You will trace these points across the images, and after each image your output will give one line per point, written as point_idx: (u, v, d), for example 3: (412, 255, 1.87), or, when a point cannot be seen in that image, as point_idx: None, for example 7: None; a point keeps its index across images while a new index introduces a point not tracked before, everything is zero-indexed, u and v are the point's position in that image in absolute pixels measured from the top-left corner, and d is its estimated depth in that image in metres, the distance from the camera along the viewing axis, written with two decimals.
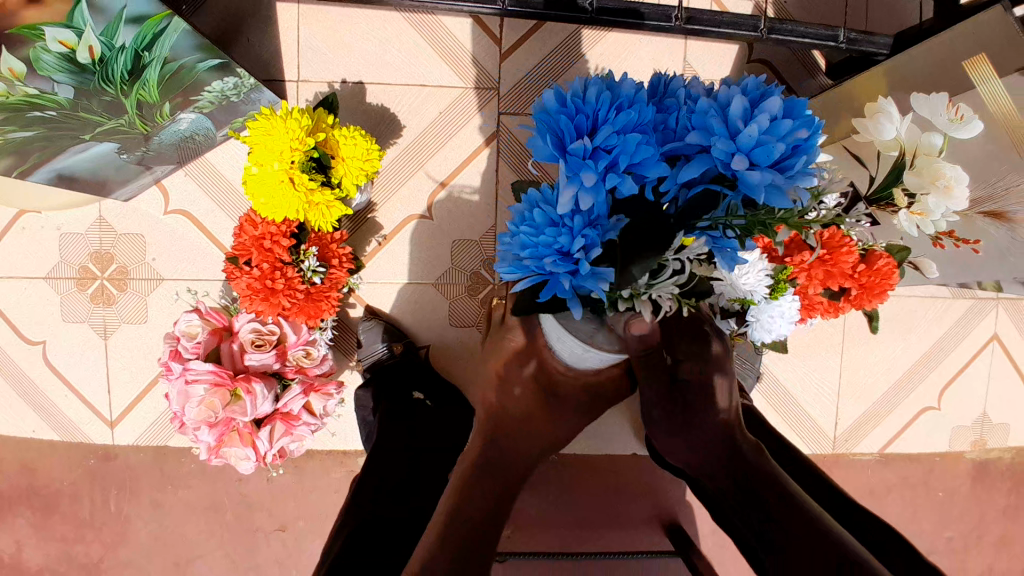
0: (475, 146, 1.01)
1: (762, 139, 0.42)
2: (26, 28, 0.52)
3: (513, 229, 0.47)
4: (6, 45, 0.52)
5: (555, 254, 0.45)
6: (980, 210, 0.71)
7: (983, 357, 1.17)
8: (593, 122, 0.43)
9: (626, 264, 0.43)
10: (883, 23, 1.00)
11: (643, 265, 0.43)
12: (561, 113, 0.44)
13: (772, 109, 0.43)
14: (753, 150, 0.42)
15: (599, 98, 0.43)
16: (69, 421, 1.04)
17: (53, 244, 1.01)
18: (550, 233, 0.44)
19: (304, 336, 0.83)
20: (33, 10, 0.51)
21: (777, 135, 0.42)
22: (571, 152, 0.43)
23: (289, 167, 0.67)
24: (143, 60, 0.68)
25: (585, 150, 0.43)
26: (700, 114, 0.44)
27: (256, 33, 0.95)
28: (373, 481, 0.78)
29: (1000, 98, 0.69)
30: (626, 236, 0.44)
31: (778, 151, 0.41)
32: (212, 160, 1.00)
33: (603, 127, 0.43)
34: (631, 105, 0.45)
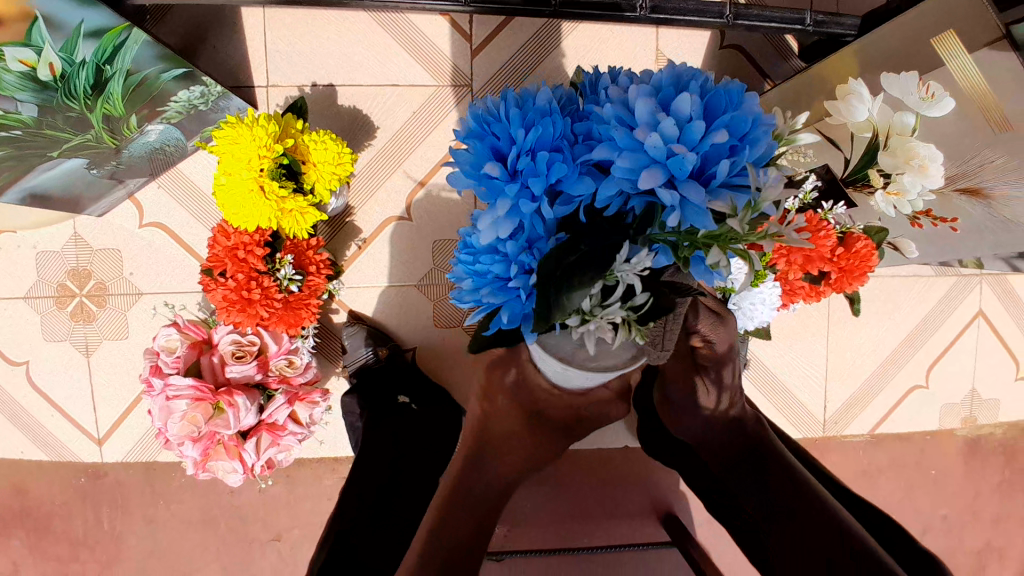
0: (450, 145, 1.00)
1: (673, 146, 0.38)
2: None
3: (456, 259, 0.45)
4: None
5: (493, 282, 0.42)
6: (956, 187, 0.71)
7: (969, 334, 1.18)
8: (508, 143, 0.41)
9: (562, 291, 0.40)
10: (853, 2, 0.99)
11: (581, 291, 0.40)
12: (478, 136, 0.41)
13: (687, 109, 0.38)
14: (667, 160, 0.38)
15: (509, 115, 0.41)
16: (56, 440, 1.03)
17: (30, 264, 1.00)
18: (478, 265, 0.42)
19: (285, 345, 0.82)
20: None
21: (692, 139, 0.38)
22: (484, 179, 0.41)
23: (256, 175, 0.66)
24: (105, 74, 0.67)
25: (501, 173, 0.40)
26: (611, 117, 0.40)
27: (222, 40, 0.94)
28: (358, 488, 0.78)
29: (971, 75, 0.69)
30: (563, 260, 0.42)
31: (691, 159, 0.37)
32: (185, 171, 0.99)
33: (511, 152, 0.40)
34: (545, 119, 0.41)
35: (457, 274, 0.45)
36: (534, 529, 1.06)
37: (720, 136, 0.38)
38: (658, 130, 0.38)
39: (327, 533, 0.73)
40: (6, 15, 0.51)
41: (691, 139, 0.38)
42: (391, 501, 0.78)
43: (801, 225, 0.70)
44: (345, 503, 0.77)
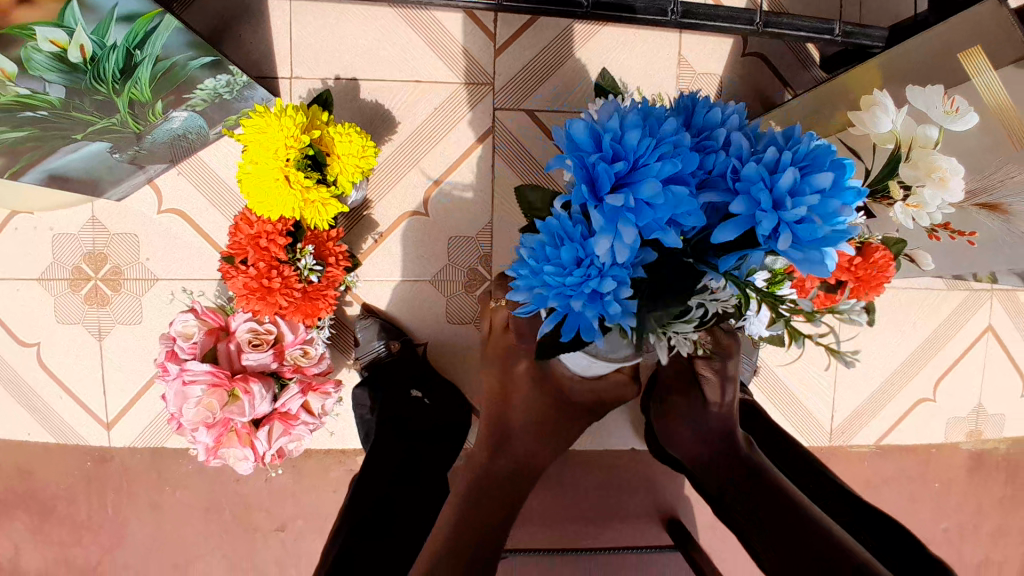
0: (469, 144, 1.00)
1: (808, 216, 0.41)
2: (18, 27, 0.51)
3: (535, 263, 0.44)
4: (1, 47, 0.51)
5: (583, 295, 0.43)
6: (974, 202, 0.70)
7: (979, 348, 1.18)
8: (632, 166, 0.41)
9: (652, 311, 0.44)
10: (877, 17, 1.00)
11: (667, 312, 0.44)
12: (598, 154, 0.42)
13: (821, 182, 0.41)
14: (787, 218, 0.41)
15: (640, 142, 0.41)
16: (66, 423, 1.04)
17: (46, 246, 1.01)
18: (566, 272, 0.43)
19: (302, 335, 0.83)
20: (25, 10, 0.51)
21: (824, 213, 0.41)
22: (608, 199, 0.41)
23: (284, 164, 0.66)
24: (134, 59, 0.67)
25: (622, 200, 0.41)
26: (753, 173, 0.42)
27: (247, 31, 0.95)
28: (378, 491, 0.77)
29: (997, 91, 0.68)
30: (653, 284, 0.45)
31: (823, 232, 0.40)
32: (206, 158, 0.99)
33: (647, 176, 0.41)
34: (677, 154, 0.42)
35: (533, 277, 0.44)
36: (538, 528, 1.07)
37: (846, 212, 0.41)
38: (796, 203, 0.41)
39: (341, 529, 0.73)
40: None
41: (818, 210, 0.41)
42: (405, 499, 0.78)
43: None
44: (361, 499, 0.76)
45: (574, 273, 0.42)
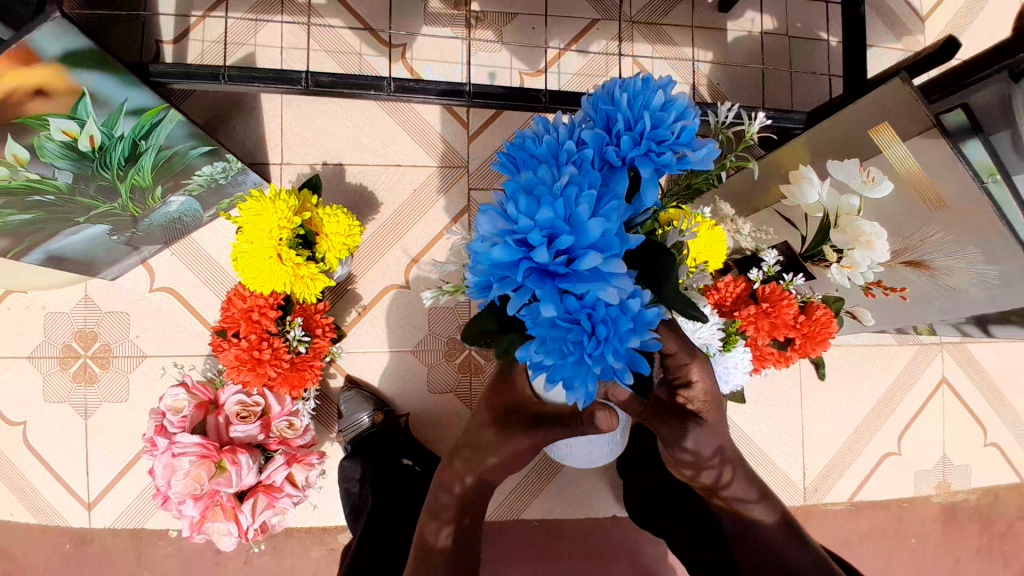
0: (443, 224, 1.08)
1: (666, 129, 0.43)
2: (34, 118, 0.59)
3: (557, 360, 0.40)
4: (14, 133, 0.59)
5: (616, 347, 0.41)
6: (901, 261, 0.81)
7: (936, 400, 1.24)
8: (569, 222, 0.38)
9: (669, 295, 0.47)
10: (805, 100, 1.13)
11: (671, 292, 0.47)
12: (527, 253, 0.38)
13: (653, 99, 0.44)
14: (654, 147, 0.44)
15: (551, 210, 0.38)
16: (47, 502, 1.03)
17: (38, 325, 1.04)
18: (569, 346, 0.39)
19: (288, 407, 0.85)
20: (41, 103, 0.59)
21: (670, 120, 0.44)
22: (574, 270, 0.38)
23: (277, 244, 0.73)
24: (139, 148, 0.74)
25: (589, 257, 0.38)
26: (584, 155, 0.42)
27: (243, 123, 1.04)
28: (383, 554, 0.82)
29: (907, 162, 0.77)
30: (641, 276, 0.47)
31: (689, 123, 0.44)
32: (199, 240, 1.05)
33: (584, 223, 0.38)
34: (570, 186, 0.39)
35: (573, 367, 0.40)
36: None
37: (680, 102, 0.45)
38: (648, 130, 0.43)
39: None
40: (55, 89, 0.59)
41: (664, 106, 0.44)
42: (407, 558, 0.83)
43: (765, 295, 0.78)
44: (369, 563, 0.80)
45: (576, 332, 0.39)
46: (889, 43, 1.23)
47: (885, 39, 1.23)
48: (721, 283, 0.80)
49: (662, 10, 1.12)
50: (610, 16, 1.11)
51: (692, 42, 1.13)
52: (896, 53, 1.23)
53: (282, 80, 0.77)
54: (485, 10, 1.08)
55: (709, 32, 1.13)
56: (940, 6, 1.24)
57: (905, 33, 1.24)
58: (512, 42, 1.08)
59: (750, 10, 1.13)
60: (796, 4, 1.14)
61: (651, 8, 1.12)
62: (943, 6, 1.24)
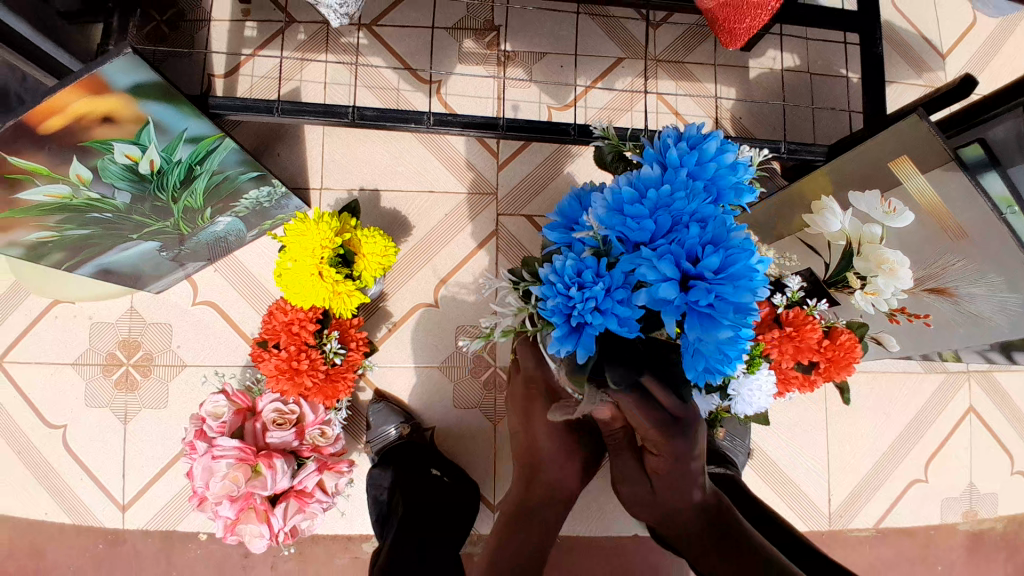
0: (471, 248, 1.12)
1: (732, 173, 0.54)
2: (99, 142, 0.65)
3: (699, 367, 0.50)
4: (80, 155, 0.65)
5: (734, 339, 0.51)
6: (925, 287, 0.82)
7: (963, 428, 1.23)
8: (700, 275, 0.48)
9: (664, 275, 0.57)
10: (828, 133, 1.15)
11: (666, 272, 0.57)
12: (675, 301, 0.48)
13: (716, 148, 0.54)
14: (719, 176, 0.54)
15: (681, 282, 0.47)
16: (83, 503, 1.07)
17: (85, 333, 1.09)
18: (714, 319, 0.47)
19: (321, 415, 0.89)
20: (106, 129, 0.64)
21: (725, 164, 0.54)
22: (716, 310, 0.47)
23: (319, 262, 0.77)
24: (194, 172, 0.79)
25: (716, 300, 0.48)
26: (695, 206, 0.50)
27: (285, 149, 1.09)
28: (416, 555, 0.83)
29: (927, 193, 0.78)
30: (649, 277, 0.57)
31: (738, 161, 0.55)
32: (241, 258, 1.10)
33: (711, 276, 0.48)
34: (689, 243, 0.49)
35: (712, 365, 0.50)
36: None
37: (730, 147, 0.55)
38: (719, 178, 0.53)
39: None
40: (121, 117, 0.64)
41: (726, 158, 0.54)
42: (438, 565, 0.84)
43: (789, 319, 0.80)
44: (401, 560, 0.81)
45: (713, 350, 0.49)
46: (911, 78, 1.25)
47: (907, 75, 1.25)
48: None
49: (685, 49, 1.15)
50: (636, 54, 1.15)
51: (716, 78, 1.16)
52: (918, 88, 1.25)
53: (330, 114, 0.82)
54: (516, 50, 1.13)
55: (731, 68, 1.16)
56: (960, 44, 1.26)
57: (926, 69, 1.25)
58: (542, 78, 1.12)
59: (772, 48, 1.16)
60: (816, 42, 1.16)
61: (673, 49, 1.15)
62: (964, 43, 1.26)
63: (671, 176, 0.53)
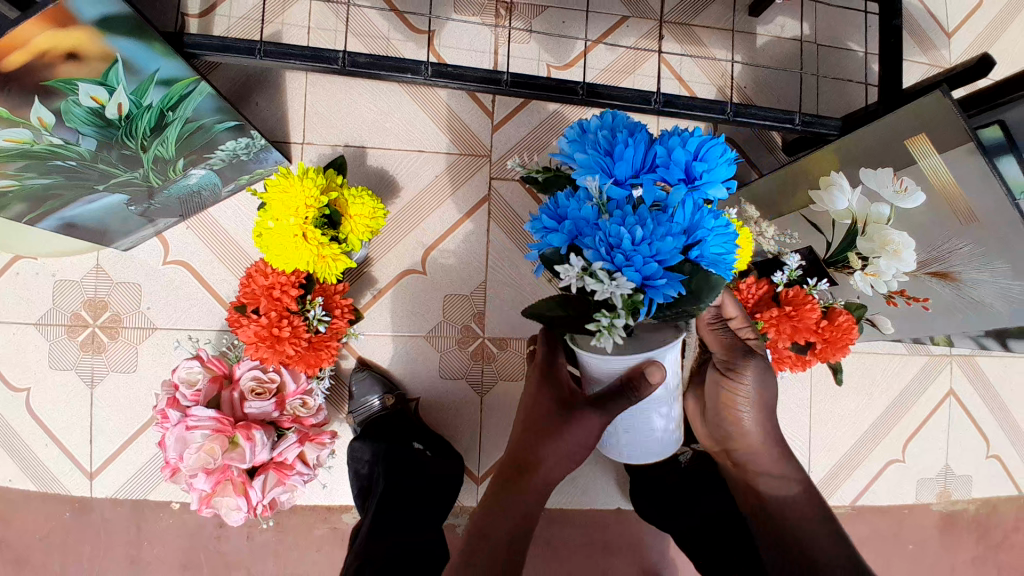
0: (459, 216, 1.07)
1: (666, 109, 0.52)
2: (63, 81, 0.58)
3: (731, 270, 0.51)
4: (41, 96, 0.58)
5: None
6: (927, 270, 0.81)
7: (942, 410, 1.24)
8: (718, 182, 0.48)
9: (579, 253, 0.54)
10: (831, 108, 1.12)
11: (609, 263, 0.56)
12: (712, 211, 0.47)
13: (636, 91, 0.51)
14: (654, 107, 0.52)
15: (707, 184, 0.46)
16: (47, 470, 1.02)
17: (47, 293, 1.03)
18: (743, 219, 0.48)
19: (303, 384, 0.85)
20: (71, 66, 0.57)
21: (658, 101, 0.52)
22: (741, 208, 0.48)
23: (303, 222, 0.72)
24: (166, 119, 0.73)
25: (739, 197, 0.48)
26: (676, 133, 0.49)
27: (265, 100, 1.02)
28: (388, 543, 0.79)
29: (941, 174, 0.75)
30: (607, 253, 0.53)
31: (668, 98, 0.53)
32: (215, 216, 1.04)
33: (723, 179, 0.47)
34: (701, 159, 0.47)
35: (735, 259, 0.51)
36: None
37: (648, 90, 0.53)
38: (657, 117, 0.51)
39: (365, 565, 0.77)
40: (87, 54, 0.57)
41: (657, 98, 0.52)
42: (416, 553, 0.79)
43: (789, 298, 0.78)
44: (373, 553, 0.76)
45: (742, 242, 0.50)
46: (916, 56, 1.22)
47: (912, 53, 1.22)
48: (744, 283, 0.81)
49: (692, 12, 1.10)
50: (643, 15, 1.09)
51: (724, 44, 1.11)
52: (921, 67, 1.22)
53: (318, 59, 0.75)
54: (515, 1, 1.06)
55: (737, 34, 1.11)
56: (966, 23, 1.23)
57: (930, 48, 1.22)
58: (542, 33, 1.06)
59: (782, 16, 1.12)
60: (826, 11, 1.12)
61: (681, 11, 1.10)
62: (971, 22, 1.23)
63: (619, 121, 0.50)
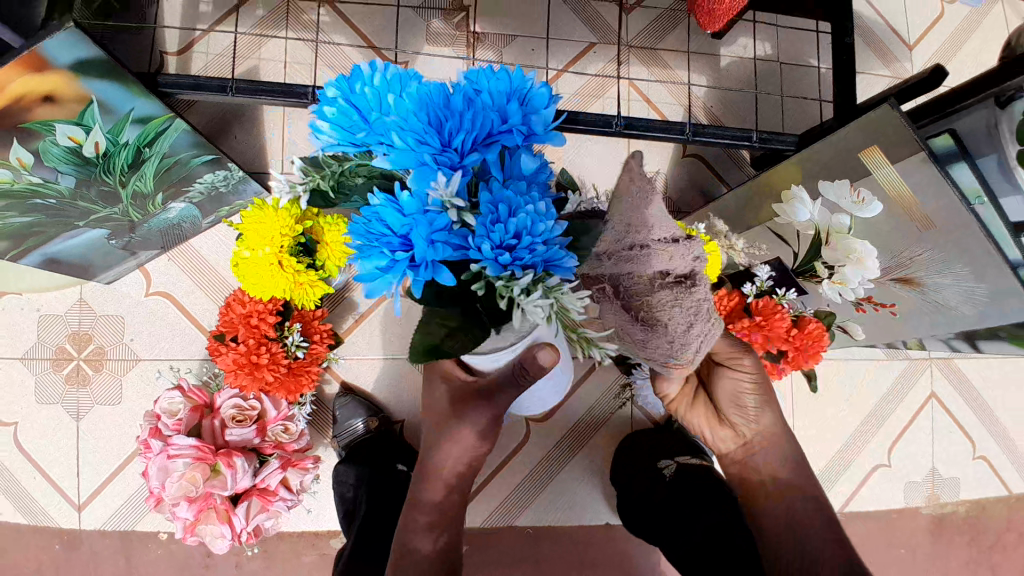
0: None
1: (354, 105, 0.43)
2: (40, 123, 0.60)
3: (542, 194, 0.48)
4: (20, 138, 0.60)
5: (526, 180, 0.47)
6: (892, 277, 0.84)
7: (925, 413, 1.26)
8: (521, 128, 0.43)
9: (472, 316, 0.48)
10: (797, 122, 1.15)
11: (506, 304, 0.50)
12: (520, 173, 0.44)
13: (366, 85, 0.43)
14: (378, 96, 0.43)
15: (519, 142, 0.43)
16: (34, 505, 1.02)
17: (32, 328, 1.04)
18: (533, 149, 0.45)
19: (284, 411, 0.86)
20: (46, 109, 0.59)
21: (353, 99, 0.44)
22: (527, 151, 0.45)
23: (278, 251, 0.74)
24: (143, 155, 0.75)
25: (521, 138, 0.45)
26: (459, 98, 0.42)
27: (243, 132, 1.05)
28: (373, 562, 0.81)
29: (894, 182, 0.77)
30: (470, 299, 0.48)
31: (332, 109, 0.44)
32: (197, 246, 1.06)
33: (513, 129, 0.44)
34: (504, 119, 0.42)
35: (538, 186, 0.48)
36: None
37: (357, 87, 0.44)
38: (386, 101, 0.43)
39: None
40: (64, 97, 0.60)
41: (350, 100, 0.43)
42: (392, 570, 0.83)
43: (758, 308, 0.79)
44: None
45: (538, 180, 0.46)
46: (878, 69, 1.26)
47: (874, 66, 1.26)
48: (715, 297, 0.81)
49: (656, 36, 1.14)
50: (610, 39, 1.13)
51: (687, 65, 1.14)
52: (884, 79, 1.26)
53: (289, 94, 0.78)
54: (485, 30, 1.09)
55: (700, 56, 1.14)
56: (925, 36, 1.27)
57: (892, 60, 1.26)
58: (513, 59, 1.10)
59: (744, 36, 1.15)
60: (788, 30, 1.16)
61: (646, 34, 1.14)
62: (931, 35, 1.27)
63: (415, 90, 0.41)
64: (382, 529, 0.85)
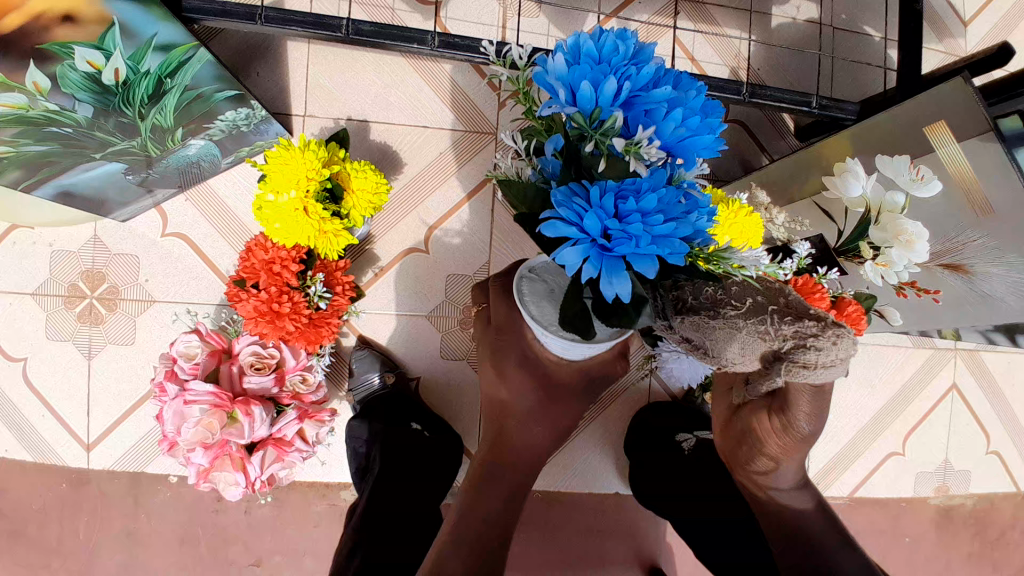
0: (462, 196, 1.05)
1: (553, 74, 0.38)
2: (59, 45, 0.55)
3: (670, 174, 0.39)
4: (36, 59, 0.54)
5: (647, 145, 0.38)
6: (940, 262, 0.79)
7: (945, 405, 1.23)
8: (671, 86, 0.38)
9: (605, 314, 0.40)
10: (846, 93, 1.09)
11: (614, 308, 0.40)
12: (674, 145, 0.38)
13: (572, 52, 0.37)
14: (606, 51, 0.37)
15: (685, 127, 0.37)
16: (45, 441, 1.02)
17: (44, 262, 1.01)
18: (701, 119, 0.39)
19: (303, 361, 0.84)
20: (66, 28, 0.54)
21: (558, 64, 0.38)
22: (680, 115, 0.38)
23: (304, 196, 0.70)
24: (164, 86, 0.72)
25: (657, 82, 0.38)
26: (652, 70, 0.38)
27: (266, 70, 1.00)
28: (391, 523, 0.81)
29: (960, 162, 0.74)
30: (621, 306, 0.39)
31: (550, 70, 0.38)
32: (215, 187, 1.02)
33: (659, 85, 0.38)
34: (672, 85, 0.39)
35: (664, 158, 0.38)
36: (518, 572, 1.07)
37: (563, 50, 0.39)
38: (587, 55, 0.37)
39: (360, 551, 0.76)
40: (83, 16, 0.55)
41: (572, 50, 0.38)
42: (406, 531, 0.81)
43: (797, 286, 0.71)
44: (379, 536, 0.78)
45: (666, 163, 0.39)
46: (933, 44, 1.19)
47: (930, 39, 1.18)
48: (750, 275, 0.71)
49: None
50: None
51: (738, 23, 1.08)
52: (938, 54, 1.19)
53: (321, 26, 0.73)
54: None
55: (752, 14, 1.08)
56: (984, 11, 1.20)
57: (946, 36, 1.19)
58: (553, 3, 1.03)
59: None
60: None
61: None
62: (990, 9, 1.20)
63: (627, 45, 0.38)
64: (395, 492, 0.84)
